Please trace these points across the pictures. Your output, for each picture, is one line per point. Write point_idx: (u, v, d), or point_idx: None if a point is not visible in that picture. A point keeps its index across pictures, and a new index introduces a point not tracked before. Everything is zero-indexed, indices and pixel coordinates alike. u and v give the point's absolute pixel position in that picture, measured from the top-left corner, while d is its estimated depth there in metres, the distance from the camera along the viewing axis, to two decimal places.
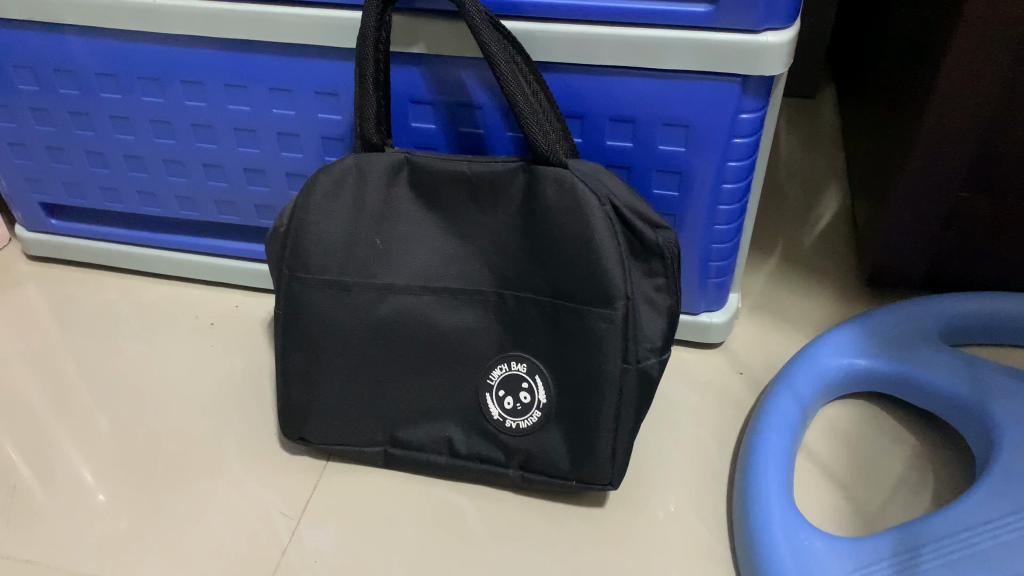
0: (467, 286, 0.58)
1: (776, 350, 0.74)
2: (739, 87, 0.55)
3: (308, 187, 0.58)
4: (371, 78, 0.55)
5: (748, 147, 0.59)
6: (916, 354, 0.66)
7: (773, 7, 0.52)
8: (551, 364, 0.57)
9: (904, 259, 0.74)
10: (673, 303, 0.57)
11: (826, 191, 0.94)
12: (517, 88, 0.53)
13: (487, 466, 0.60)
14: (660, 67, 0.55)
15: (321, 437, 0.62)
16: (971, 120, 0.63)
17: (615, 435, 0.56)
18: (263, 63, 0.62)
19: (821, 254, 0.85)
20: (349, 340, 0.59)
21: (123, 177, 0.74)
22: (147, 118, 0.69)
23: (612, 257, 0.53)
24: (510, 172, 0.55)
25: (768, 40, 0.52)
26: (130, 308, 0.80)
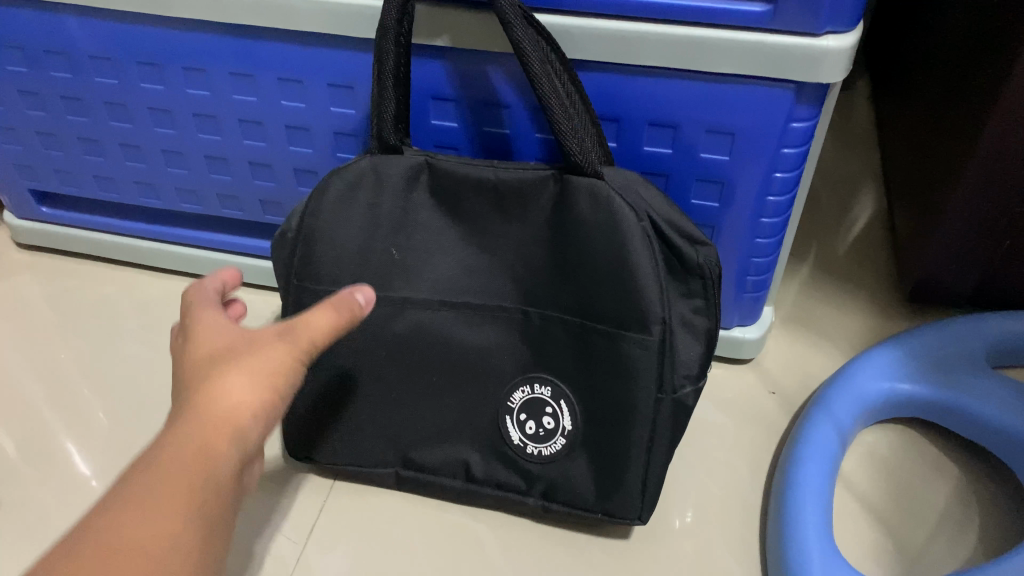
0: (489, 301, 0.54)
1: (810, 368, 0.70)
2: (792, 94, 0.50)
3: (319, 190, 0.53)
4: (391, 75, 0.51)
5: (798, 157, 0.54)
6: (962, 381, 0.63)
7: (836, 8, 0.47)
8: (577, 389, 0.53)
9: (950, 273, 0.69)
10: (713, 327, 0.52)
11: (861, 194, 0.90)
12: (551, 91, 0.48)
13: (506, 492, 0.56)
14: (707, 70, 0.50)
15: (330, 457, 0.58)
16: None
17: (646, 468, 0.52)
18: (273, 52, 0.58)
19: (856, 263, 0.81)
20: (362, 356, 0.55)
21: (119, 167, 0.69)
22: (145, 105, 0.64)
23: (649, 278, 0.48)
24: (540, 181, 0.50)
25: (829, 45, 0.48)
26: (128, 304, 0.76)
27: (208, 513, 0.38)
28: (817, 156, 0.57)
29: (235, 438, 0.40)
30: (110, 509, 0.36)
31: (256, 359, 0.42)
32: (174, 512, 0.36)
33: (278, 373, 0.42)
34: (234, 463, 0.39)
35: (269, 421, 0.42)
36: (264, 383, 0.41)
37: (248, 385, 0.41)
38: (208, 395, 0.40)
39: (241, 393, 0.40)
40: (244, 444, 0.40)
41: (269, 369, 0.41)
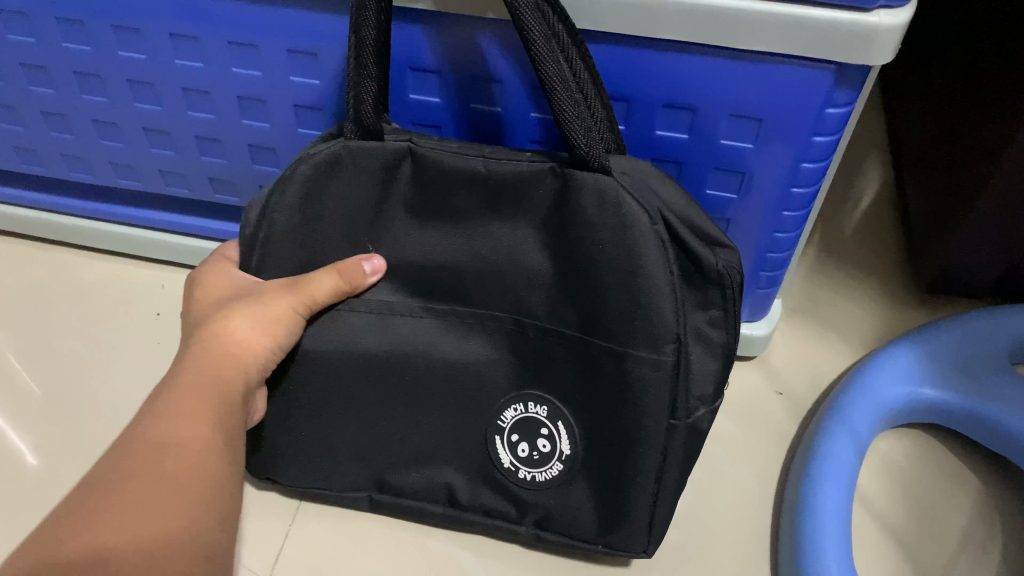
0: (479, 310, 0.47)
1: (819, 365, 0.65)
2: (832, 76, 0.44)
3: (280, 180, 0.46)
4: (370, 54, 0.43)
5: (829, 146, 0.48)
6: (986, 385, 0.58)
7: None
8: (577, 410, 0.47)
9: (973, 261, 0.64)
10: (728, 340, 0.46)
11: (867, 166, 0.84)
12: (557, 74, 0.40)
13: (495, 519, 0.51)
14: (736, 46, 0.43)
15: (297, 480, 0.52)
16: None
17: (654, 499, 0.46)
18: (220, 12, 0.49)
19: (863, 245, 0.75)
20: (333, 372, 0.49)
21: (44, 137, 0.62)
22: (68, 69, 0.56)
23: (663, 289, 0.42)
24: (537, 175, 0.43)
25: (881, 21, 0.41)
26: (63, 292, 0.72)
27: (228, 422, 0.43)
28: (852, 135, 0.51)
29: (242, 371, 0.45)
30: (150, 417, 0.42)
31: (262, 305, 0.45)
32: (200, 426, 0.42)
33: (279, 318, 0.45)
34: (244, 388, 0.45)
35: (271, 364, 0.47)
36: (268, 330, 0.45)
37: (255, 331, 0.45)
38: (224, 335, 0.45)
39: (246, 336, 0.45)
40: (247, 380, 0.45)
41: (273, 313, 0.45)
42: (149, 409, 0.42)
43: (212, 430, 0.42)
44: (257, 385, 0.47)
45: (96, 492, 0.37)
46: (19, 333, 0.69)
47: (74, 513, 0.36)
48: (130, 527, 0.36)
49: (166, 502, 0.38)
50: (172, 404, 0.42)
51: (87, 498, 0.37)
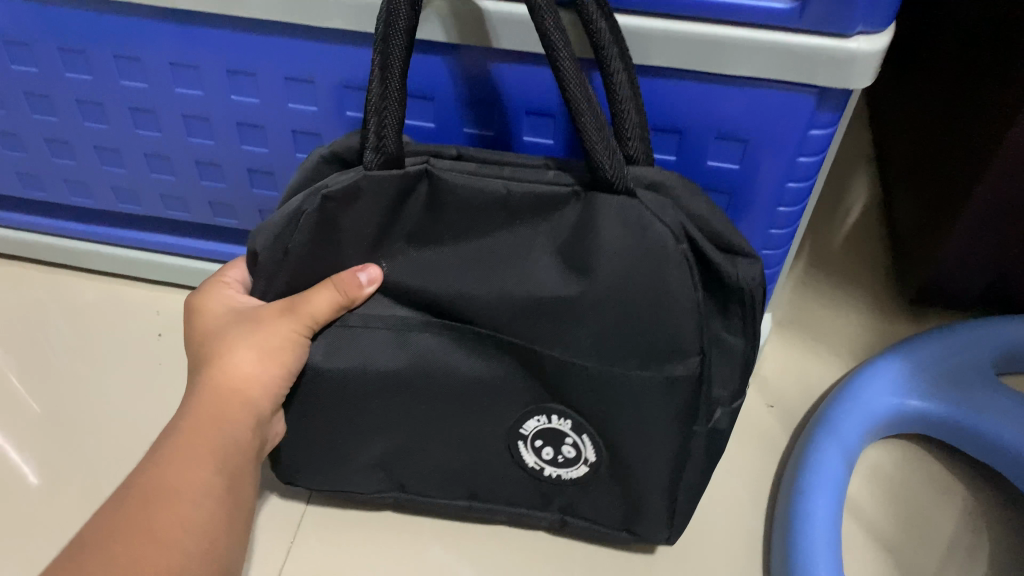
0: (494, 331, 0.49)
1: (813, 376, 0.69)
2: (815, 100, 0.48)
3: (296, 212, 0.48)
4: (395, 75, 0.44)
5: (814, 166, 0.52)
6: (969, 395, 0.62)
7: (873, 9, 0.44)
8: (601, 424, 0.49)
9: (960, 275, 0.69)
10: (747, 348, 0.49)
11: (853, 183, 0.89)
12: (582, 98, 0.43)
13: (518, 509, 0.55)
14: (728, 70, 0.47)
15: (319, 483, 0.56)
16: None
17: (673, 493, 0.50)
18: (259, 47, 0.53)
19: (852, 258, 0.80)
20: (354, 387, 0.51)
21: (94, 170, 0.65)
22: (123, 104, 0.59)
23: (688, 307, 0.46)
24: (560, 198, 0.46)
25: (859, 47, 0.45)
26: (80, 314, 0.75)
27: (230, 463, 0.47)
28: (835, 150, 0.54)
29: (248, 402, 0.48)
30: (158, 454, 0.46)
31: (263, 333, 0.48)
32: (201, 463, 0.45)
33: (284, 347, 0.49)
34: (251, 419, 0.48)
35: (280, 390, 0.50)
36: (272, 358, 0.49)
37: (261, 363, 0.49)
38: (231, 369, 0.49)
39: (252, 369, 0.49)
40: (254, 410, 0.49)
41: (278, 343, 0.48)
42: (150, 456, 0.46)
43: (213, 472, 0.45)
44: (271, 410, 0.50)
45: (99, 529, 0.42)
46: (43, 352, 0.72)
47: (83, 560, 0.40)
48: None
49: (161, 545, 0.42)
50: (176, 442, 0.46)
51: (97, 545, 0.41)
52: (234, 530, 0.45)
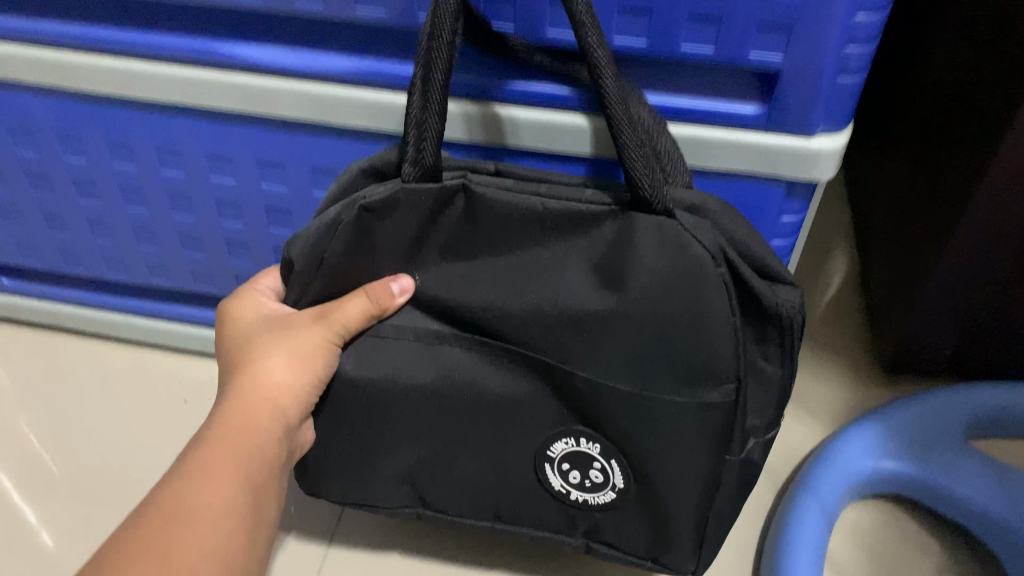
0: (518, 350, 0.49)
1: (797, 441, 0.72)
2: (783, 190, 0.54)
3: (334, 221, 0.48)
4: (437, 91, 0.44)
5: (785, 248, 0.58)
6: (939, 459, 0.64)
7: (832, 103, 0.49)
8: (631, 453, 0.48)
9: (926, 353, 0.72)
10: (783, 377, 0.49)
11: (836, 249, 0.92)
12: (624, 117, 0.43)
13: (544, 532, 0.53)
14: (705, 166, 0.54)
15: (341, 495, 0.55)
16: (1012, 221, 0.59)
17: (703, 522, 0.49)
18: (279, 141, 0.58)
19: (834, 324, 0.83)
20: (380, 407, 0.51)
21: (131, 249, 0.69)
22: (162, 190, 0.63)
23: (724, 334, 0.45)
24: (601, 216, 0.47)
25: (820, 147, 0.50)
26: (94, 381, 0.79)
27: (253, 478, 0.46)
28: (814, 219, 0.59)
29: (277, 411, 0.49)
30: (178, 472, 0.45)
31: (295, 340, 0.49)
32: (223, 480, 0.45)
33: (314, 352, 0.49)
34: (276, 429, 0.48)
35: (309, 399, 0.50)
36: (305, 365, 0.49)
37: (290, 370, 0.49)
38: (260, 377, 0.49)
39: (281, 376, 0.49)
40: (281, 420, 0.49)
41: (308, 349, 0.49)
42: (171, 474, 0.45)
43: (236, 490, 0.45)
44: (300, 419, 0.51)
45: (116, 550, 0.41)
46: (90, 415, 0.76)
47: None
48: None
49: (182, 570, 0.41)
50: (199, 458, 0.46)
51: (114, 571, 0.39)
52: (252, 552, 0.45)
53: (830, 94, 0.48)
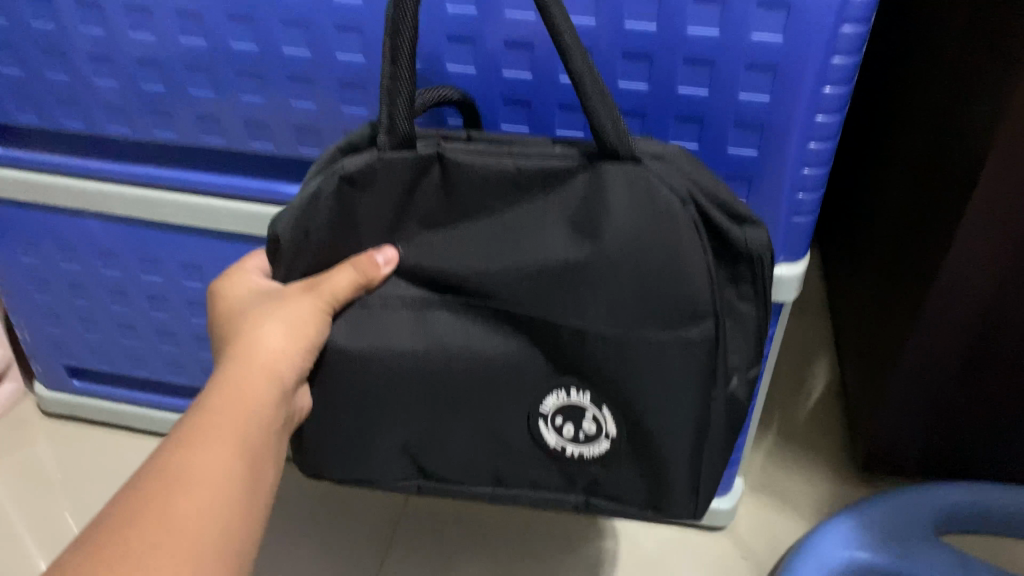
0: (503, 305, 0.48)
1: (777, 533, 0.79)
2: None
3: (316, 193, 0.48)
4: (406, 54, 0.45)
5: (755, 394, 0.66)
6: (912, 548, 0.69)
7: (789, 242, 0.59)
8: (621, 399, 0.48)
9: (897, 446, 0.77)
10: (760, 315, 0.50)
11: (817, 360, 0.98)
12: (583, 66, 0.44)
13: (545, 493, 0.53)
14: None
15: (340, 474, 0.54)
16: (979, 286, 0.64)
17: (697, 467, 0.49)
18: None
19: (826, 431, 0.89)
20: (377, 386, 0.50)
21: (193, 355, 0.80)
22: None
23: (698, 269, 0.46)
24: (569, 171, 0.47)
25: (783, 274, 0.60)
26: None
27: (251, 443, 0.44)
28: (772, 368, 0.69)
29: (274, 374, 0.46)
30: (172, 441, 0.42)
31: (289, 308, 0.47)
32: (220, 448, 0.42)
33: (307, 318, 0.47)
34: (276, 394, 0.46)
35: (308, 363, 0.48)
36: (301, 331, 0.47)
37: (287, 335, 0.47)
38: (257, 342, 0.47)
39: (278, 342, 0.47)
40: (281, 386, 0.47)
41: (303, 316, 0.47)
42: (169, 438, 0.43)
43: (234, 458, 0.43)
44: (297, 381, 0.48)
45: (108, 523, 0.38)
46: None
47: (100, 551, 0.37)
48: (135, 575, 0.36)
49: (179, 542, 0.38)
50: (194, 426, 0.43)
51: (114, 534, 0.38)
52: (252, 518, 0.42)
53: (787, 225, 0.57)
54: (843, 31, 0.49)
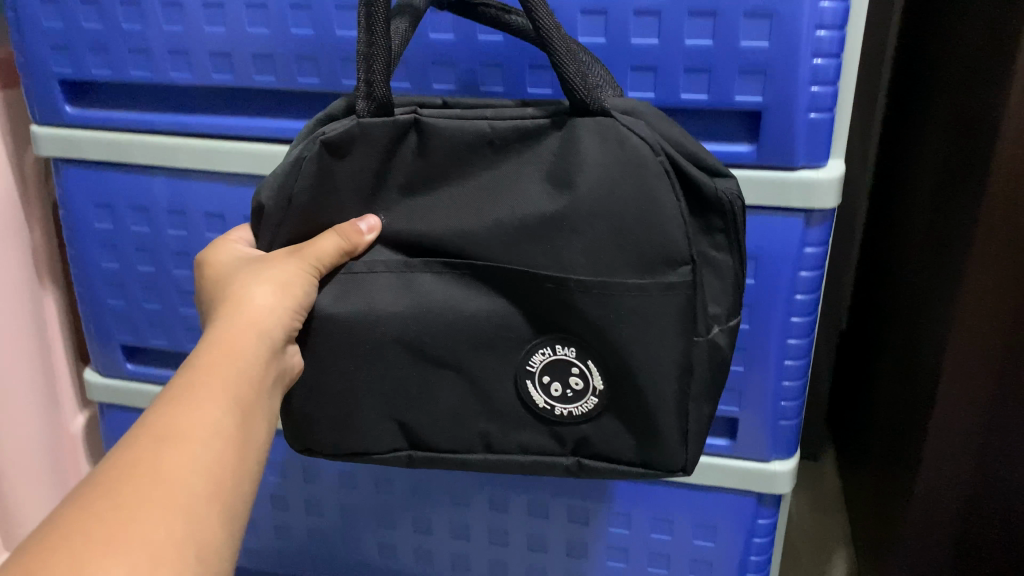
0: (485, 263, 0.49)
1: None
2: (756, 501, 0.68)
3: (298, 158, 0.48)
4: (381, 20, 0.45)
5: (765, 544, 0.70)
6: None
7: (778, 440, 0.65)
8: (608, 352, 0.48)
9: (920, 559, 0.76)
10: (736, 264, 0.50)
11: (836, 555, 0.99)
12: (550, 22, 0.45)
13: (536, 456, 0.52)
14: (695, 485, 0.68)
15: (331, 449, 0.53)
16: (986, 352, 0.67)
17: (683, 412, 0.49)
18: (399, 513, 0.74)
19: None
20: (367, 348, 0.50)
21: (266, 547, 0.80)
22: (302, 496, 0.76)
23: (673, 217, 0.46)
24: (540, 129, 0.47)
25: (778, 469, 0.66)
26: None
27: (242, 400, 0.44)
28: (785, 523, 0.72)
29: (263, 334, 0.46)
30: (162, 401, 0.42)
31: (274, 270, 0.48)
32: (209, 403, 0.42)
33: (293, 280, 0.47)
34: (264, 351, 0.46)
35: (295, 323, 0.48)
36: (287, 292, 0.47)
37: (272, 295, 0.47)
38: (244, 302, 0.47)
39: (265, 301, 0.47)
40: (269, 342, 0.47)
41: (288, 279, 0.47)
42: (161, 398, 0.42)
43: (223, 413, 0.42)
44: (285, 342, 0.48)
45: (97, 481, 0.38)
46: None
47: (94, 503, 0.36)
48: (119, 529, 0.36)
49: (166, 495, 0.38)
50: (184, 383, 0.43)
51: (106, 489, 0.37)
52: (242, 475, 0.42)
53: (776, 394, 0.63)
54: (806, 251, 0.59)
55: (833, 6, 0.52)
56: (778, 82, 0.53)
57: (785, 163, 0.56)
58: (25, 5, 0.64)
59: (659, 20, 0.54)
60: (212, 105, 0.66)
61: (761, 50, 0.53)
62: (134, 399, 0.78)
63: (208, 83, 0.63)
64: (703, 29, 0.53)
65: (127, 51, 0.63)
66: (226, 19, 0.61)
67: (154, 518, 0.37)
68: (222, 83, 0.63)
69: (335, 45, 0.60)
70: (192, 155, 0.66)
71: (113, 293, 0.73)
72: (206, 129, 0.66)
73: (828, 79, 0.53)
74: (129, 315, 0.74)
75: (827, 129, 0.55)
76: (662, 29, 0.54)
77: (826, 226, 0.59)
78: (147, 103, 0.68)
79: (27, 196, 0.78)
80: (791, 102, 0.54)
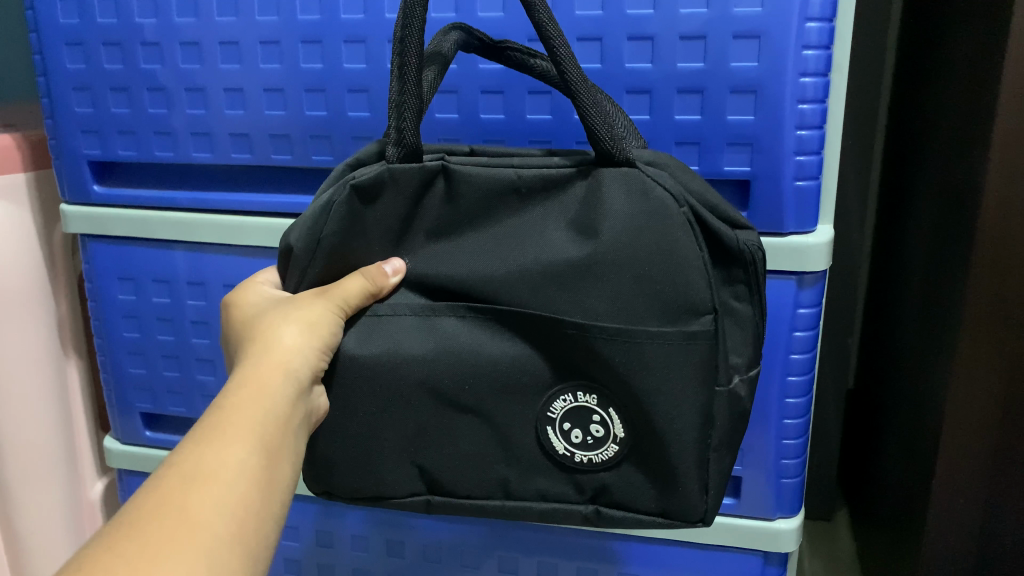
0: (509, 307, 0.49)
1: None
2: (761, 559, 0.67)
3: (329, 202, 0.49)
4: (413, 71, 0.46)
5: None
6: None
7: (782, 498, 0.65)
8: (627, 400, 0.48)
9: None
10: (756, 315, 0.50)
11: None
12: (577, 73, 0.46)
13: (554, 504, 0.51)
14: (700, 541, 0.67)
15: (349, 491, 0.53)
16: (988, 407, 0.70)
17: (703, 463, 0.49)
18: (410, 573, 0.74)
19: None
20: (389, 392, 0.50)
21: None
22: (315, 560, 0.76)
23: (695, 266, 0.47)
24: (566, 178, 0.49)
25: (781, 526, 0.65)
26: None
27: (268, 440, 0.44)
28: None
29: (290, 373, 0.47)
30: (190, 441, 0.42)
31: (300, 311, 0.48)
32: (235, 442, 0.43)
33: (320, 319, 0.48)
34: (290, 390, 0.46)
35: (320, 362, 0.49)
36: (314, 332, 0.48)
37: (299, 336, 0.48)
38: (272, 342, 0.48)
39: (292, 341, 0.47)
40: (295, 381, 0.47)
41: (314, 318, 0.48)
42: (189, 438, 0.43)
43: (249, 452, 0.43)
44: (311, 381, 0.49)
45: (126, 520, 0.38)
46: None
47: (122, 543, 0.36)
48: (147, 568, 0.36)
49: (193, 534, 0.38)
50: (211, 424, 0.43)
51: (134, 529, 0.37)
52: (267, 514, 0.42)
53: (777, 449, 0.63)
54: (800, 312, 0.60)
55: (814, 80, 0.55)
56: (766, 154, 0.56)
57: (774, 230, 0.58)
58: (62, 93, 0.68)
59: (650, 99, 0.58)
60: (232, 182, 0.70)
61: (747, 123, 0.56)
62: (149, 466, 0.79)
63: (227, 161, 0.67)
64: (692, 105, 0.57)
65: (153, 133, 0.68)
66: (247, 102, 0.65)
67: (181, 557, 0.37)
68: (241, 160, 0.67)
69: (347, 125, 0.63)
70: (215, 228, 0.69)
71: (135, 362, 0.75)
72: (225, 204, 0.69)
73: (812, 149, 0.56)
74: (150, 382, 0.75)
75: (814, 197, 0.57)
76: (653, 107, 0.58)
77: (819, 288, 0.61)
78: (172, 181, 0.71)
79: (55, 274, 0.81)
80: (777, 170, 0.57)
